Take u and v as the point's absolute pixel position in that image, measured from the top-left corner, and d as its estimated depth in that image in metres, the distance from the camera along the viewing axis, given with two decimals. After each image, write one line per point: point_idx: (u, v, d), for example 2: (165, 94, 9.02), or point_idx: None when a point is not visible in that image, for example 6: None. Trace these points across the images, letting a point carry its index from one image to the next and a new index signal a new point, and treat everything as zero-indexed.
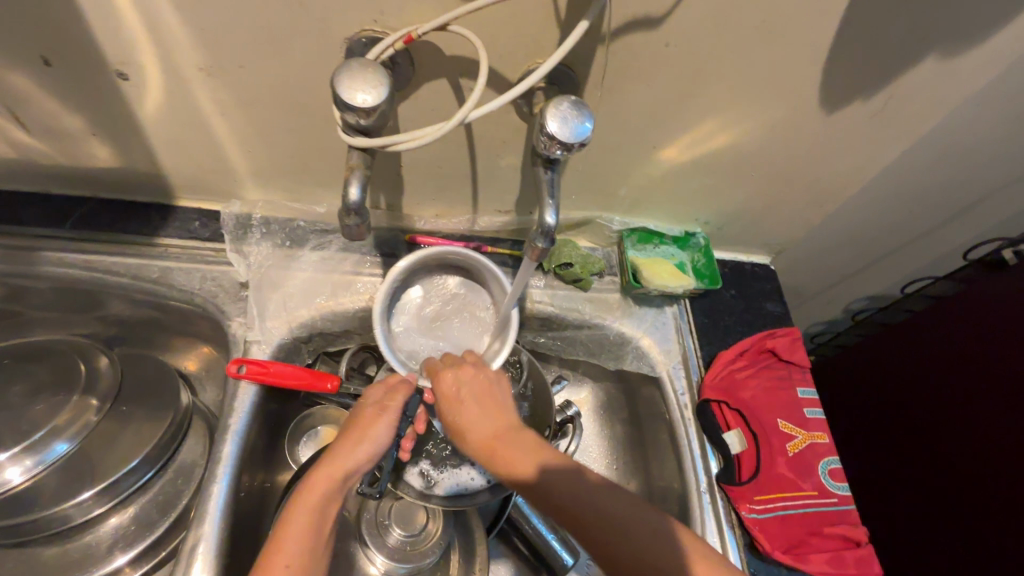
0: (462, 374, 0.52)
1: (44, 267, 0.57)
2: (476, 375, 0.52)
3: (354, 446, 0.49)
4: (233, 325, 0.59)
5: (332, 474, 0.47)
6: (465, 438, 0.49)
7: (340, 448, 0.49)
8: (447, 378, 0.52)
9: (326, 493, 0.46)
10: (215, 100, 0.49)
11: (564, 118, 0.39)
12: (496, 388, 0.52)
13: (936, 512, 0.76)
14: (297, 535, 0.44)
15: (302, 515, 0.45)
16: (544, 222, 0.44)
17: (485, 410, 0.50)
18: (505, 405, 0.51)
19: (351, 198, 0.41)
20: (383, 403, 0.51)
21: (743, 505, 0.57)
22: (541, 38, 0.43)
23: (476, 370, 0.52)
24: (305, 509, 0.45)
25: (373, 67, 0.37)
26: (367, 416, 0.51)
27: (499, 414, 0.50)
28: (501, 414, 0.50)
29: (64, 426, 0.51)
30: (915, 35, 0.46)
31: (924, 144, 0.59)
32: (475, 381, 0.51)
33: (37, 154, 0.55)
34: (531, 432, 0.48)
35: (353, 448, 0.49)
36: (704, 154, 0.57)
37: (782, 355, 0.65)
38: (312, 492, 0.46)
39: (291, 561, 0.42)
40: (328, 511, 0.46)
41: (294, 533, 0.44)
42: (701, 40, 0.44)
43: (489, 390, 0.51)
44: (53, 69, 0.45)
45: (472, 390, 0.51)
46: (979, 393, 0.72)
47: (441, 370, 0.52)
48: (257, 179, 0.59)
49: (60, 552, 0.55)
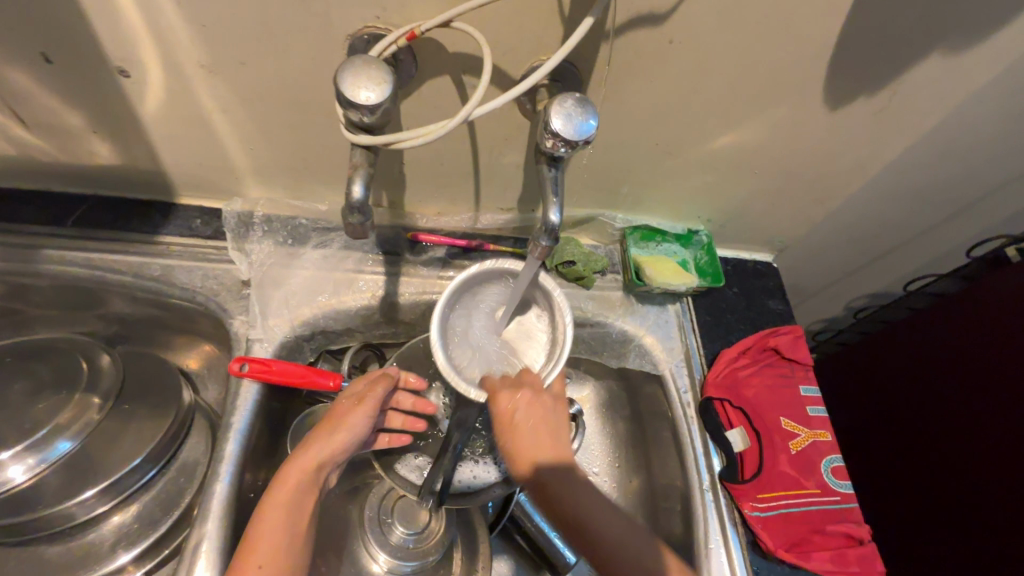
0: (523, 408, 0.50)
1: (45, 265, 0.56)
2: (533, 400, 0.50)
3: (327, 435, 0.50)
4: (235, 324, 0.58)
5: (305, 468, 0.48)
6: (513, 453, 0.51)
7: (313, 438, 0.50)
8: (509, 409, 0.49)
9: (297, 488, 0.48)
10: (216, 97, 0.48)
11: (569, 115, 0.38)
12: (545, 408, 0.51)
13: (938, 509, 0.76)
14: (273, 529, 0.45)
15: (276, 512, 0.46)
16: (548, 220, 0.44)
17: (536, 432, 0.51)
18: (555, 426, 0.52)
19: (356, 196, 0.41)
20: (357, 398, 0.53)
21: (745, 504, 0.57)
22: (544, 34, 0.43)
23: (535, 395, 0.50)
24: (278, 504, 0.46)
25: (376, 64, 0.37)
26: (341, 410, 0.52)
27: (547, 437, 0.52)
28: (547, 447, 0.51)
29: (65, 425, 0.51)
30: (920, 33, 0.46)
31: (928, 141, 0.59)
32: (531, 406, 0.50)
33: (37, 151, 0.55)
34: (575, 469, 0.51)
35: (327, 437, 0.50)
36: (707, 151, 0.57)
37: (784, 353, 0.65)
38: (286, 483, 0.47)
39: (263, 558, 0.43)
40: (302, 506, 0.47)
41: (270, 524, 0.45)
42: (706, 37, 0.44)
43: (545, 423, 0.51)
44: (52, 66, 0.45)
45: (528, 414, 0.50)
46: (982, 391, 0.72)
47: (500, 390, 0.49)
48: (258, 177, 0.59)
49: (62, 550, 0.55)
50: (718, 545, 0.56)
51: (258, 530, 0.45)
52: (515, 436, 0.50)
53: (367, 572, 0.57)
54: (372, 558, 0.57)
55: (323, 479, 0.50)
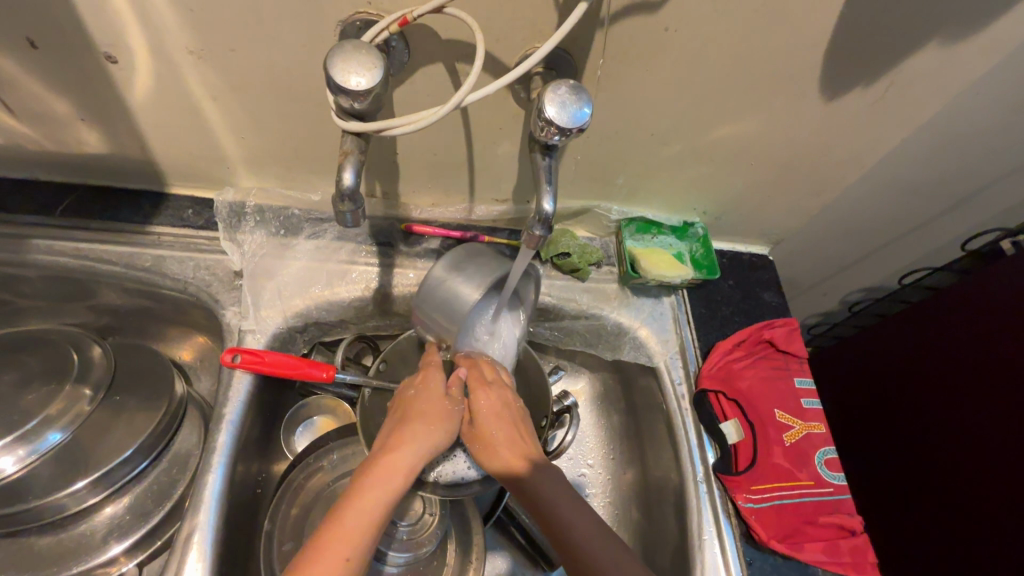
0: (505, 408, 0.54)
1: (34, 255, 0.56)
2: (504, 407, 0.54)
3: (421, 425, 0.50)
4: (228, 315, 0.58)
5: (401, 471, 0.47)
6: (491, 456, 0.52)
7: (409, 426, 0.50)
8: (486, 404, 0.53)
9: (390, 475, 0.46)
10: (207, 84, 0.48)
11: (563, 103, 0.38)
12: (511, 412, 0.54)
13: (931, 502, 0.77)
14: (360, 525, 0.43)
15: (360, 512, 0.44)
16: (542, 209, 0.43)
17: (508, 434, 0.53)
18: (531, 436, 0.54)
19: (345, 184, 0.40)
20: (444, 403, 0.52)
21: (739, 495, 0.57)
22: (538, 20, 0.42)
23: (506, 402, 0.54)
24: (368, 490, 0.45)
25: (367, 49, 0.36)
26: (432, 410, 0.52)
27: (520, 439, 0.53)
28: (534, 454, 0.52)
29: (56, 416, 0.51)
30: (917, 23, 0.46)
31: (924, 133, 0.59)
32: (501, 411, 0.54)
33: (25, 139, 0.54)
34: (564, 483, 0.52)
35: (420, 428, 0.50)
36: (703, 142, 0.57)
37: (779, 346, 0.65)
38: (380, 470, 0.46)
39: (349, 551, 0.42)
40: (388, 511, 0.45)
41: (354, 513, 0.43)
42: (701, 24, 0.44)
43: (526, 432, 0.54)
44: (38, 51, 0.44)
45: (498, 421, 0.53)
46: (976, 384, 0.72)
47: (485, 388, 0.55)
48: (250, 166, 0.58)
49: (52, 542, 0.54)
50: (712, 536, 0.56)
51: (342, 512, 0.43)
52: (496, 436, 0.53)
53: None
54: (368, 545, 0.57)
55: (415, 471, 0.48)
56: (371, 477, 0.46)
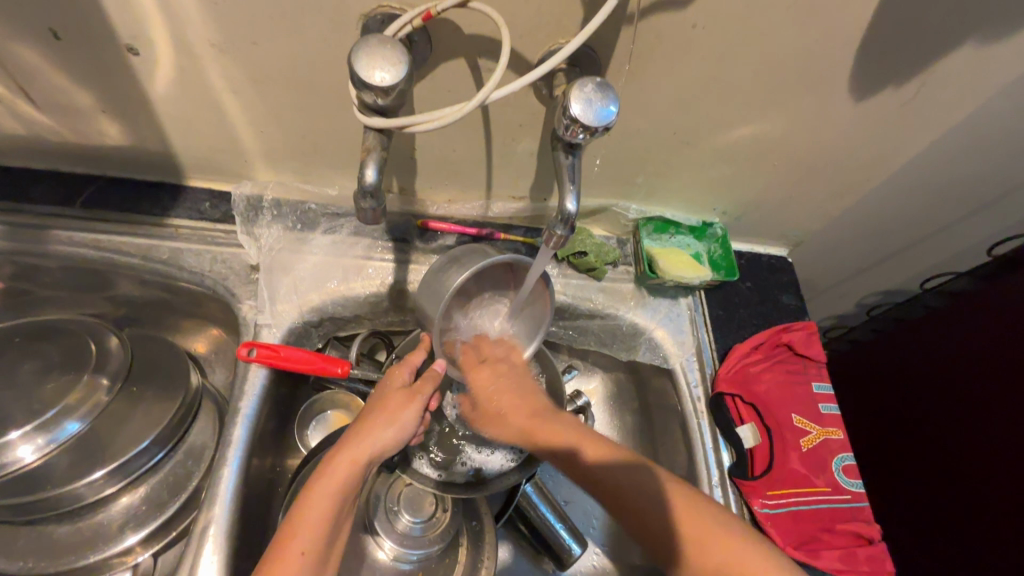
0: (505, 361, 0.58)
1: (54, 246, 0.56)
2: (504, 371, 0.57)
3: (378, 425, 0.49)
4: (244, 309, 0.58)
5: (357, 468, 0.47)
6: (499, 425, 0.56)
7: (367, 424, 0.49)
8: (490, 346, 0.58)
9: (346, 478, 0.47)
10: (228, 77, 0.47)
11: (588, 101, 0.37)
12: (523, 381, 0.57)
13: (951, 511, 0.75)
14: (316, 524, 0.44)
15: (318, 510, 0.45)
16: (565, 209, 0.43)
17: (513, 399, 0.56)
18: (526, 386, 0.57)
19: (368, 181, 0.40)
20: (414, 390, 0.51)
21: (755, 500, 0.56)
22: (564, 17, 0.41)
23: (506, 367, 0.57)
24: (325, 492, 0.46)
25: (391, 44, 0.36)
26: (395, 405, 0.50)
27: (531, 399, 0.56)
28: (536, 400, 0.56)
29: (75, 406, 0.51)
30: (953, 23, 0.44)
31: (958, 133, 0.57)
32: (502, 378, 0.57)
33: (46, 130, 0.54)
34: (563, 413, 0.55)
35: (377, 427, 0.49)
36: (726, 142, 0.56)
37: (797, 350, 0.64)
38: (335, 472, 0.46)
39: (306, 548, 0.43)
40: (344, 503, 0.47)
41: (312, 515, 0.45)
42: (731, 21, 0.43)
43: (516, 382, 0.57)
44: (61, 42, 0.44)
45: (499, 387, 0.56)
46: (999, 393, 0.71)
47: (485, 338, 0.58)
48: (268, 159, 0.58)
49: (69, 531, 0.54)
50: None
51: (302, 512, 0.45)
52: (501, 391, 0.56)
53: (374, 561, 0.57)
54: (378, 544, 0.57)
55: (370, 471, 0.49)
56: (325, 479, 0.46)
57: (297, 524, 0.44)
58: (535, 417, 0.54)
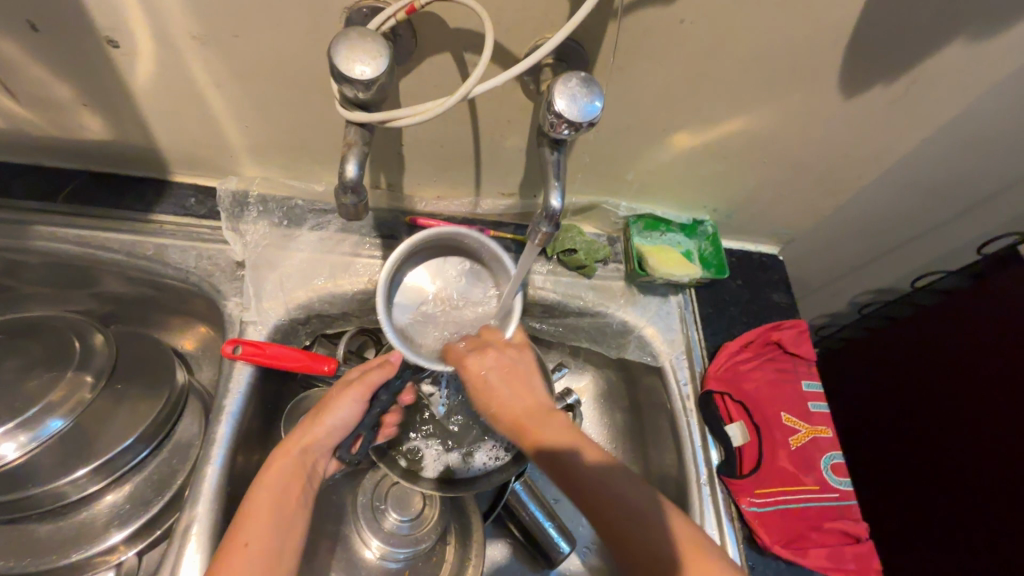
0: (506, 371, 0.51)
1: (36, 241, 0.55)
2: (500, 358, 0.52)
3: (314, 419, 0.50)
4: (229, 306, 0.57)
5: (294, 461, 0.48)
6: (493, 415, 0.50)
7: (306, 419, 0.51)
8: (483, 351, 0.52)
9: (284, 471, 0.47)
10: (210, 71, 0.47)
11: (573, 96, 0.37)
12: (519, 383, 0.51)
13: (940, 509, 0.76)
14: (258, 518, 0.44)
15: (266, 505, 0.45)
16: (549, 205, 0.42)
17: (513, 390, 0.50)
18: (529, 383, 0.51)
19: (349, 175, 0.39)
20: (350, 381, 0.52)
21: (742, 499, 0.56)
22: (549, 12, 0.41)
23: (501, 354, 0.52)
24: (265, 487, 0.46)
25: (372, 37, 0.35)
26: (331, 396, 0.52)
27: (528, 395, 0.51)
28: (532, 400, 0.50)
29: (57, 404, 0.50)
30: (940, 21, 0.44)
31: (949, 131, 0.57)
32: (499, 364, 0.51)
33: (27, 124, 0.53)
34: (559, 414, 0.50)
35: (315, 421, 0.50)
36: (716, 139, 0.56)
37: (787, 348, 0.63)
38: (275, 466, 0.47)
39: (249, 541, 0.42)
40: (289, 493, 0.46)
41: (254, 509, 0.44)
42: (718, 16, 0.42)
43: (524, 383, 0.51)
44: (39, 34, 0.44)
45: (499, 373, 0.51)
46: (991, 395, 0.71)
47: (474, 350, 0.52)
48: (254, 154, 0.58)
49: (53, 530, 0.54)
50: (714, 539, 0.56)
51: (246, 510, 0.44)
52: (491, 390, 0.50)
53: (361, 560, 0.57)
54: (366, 543, 0.57)
55: (315, 466, 0.49)
56: (265, 476, 0.46)
57: (241, 517, 0.44)
58: (530, 415, 0.49)
